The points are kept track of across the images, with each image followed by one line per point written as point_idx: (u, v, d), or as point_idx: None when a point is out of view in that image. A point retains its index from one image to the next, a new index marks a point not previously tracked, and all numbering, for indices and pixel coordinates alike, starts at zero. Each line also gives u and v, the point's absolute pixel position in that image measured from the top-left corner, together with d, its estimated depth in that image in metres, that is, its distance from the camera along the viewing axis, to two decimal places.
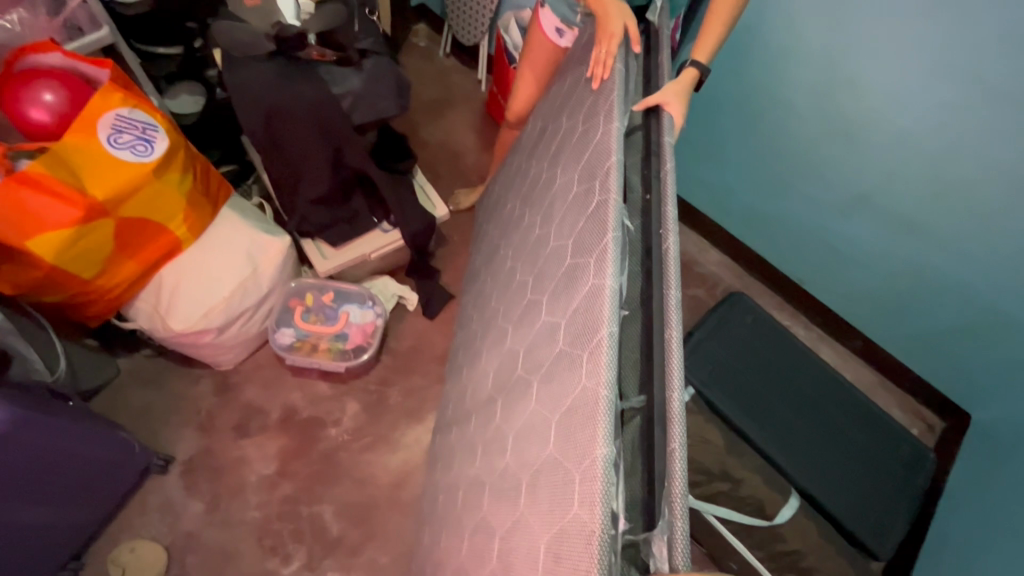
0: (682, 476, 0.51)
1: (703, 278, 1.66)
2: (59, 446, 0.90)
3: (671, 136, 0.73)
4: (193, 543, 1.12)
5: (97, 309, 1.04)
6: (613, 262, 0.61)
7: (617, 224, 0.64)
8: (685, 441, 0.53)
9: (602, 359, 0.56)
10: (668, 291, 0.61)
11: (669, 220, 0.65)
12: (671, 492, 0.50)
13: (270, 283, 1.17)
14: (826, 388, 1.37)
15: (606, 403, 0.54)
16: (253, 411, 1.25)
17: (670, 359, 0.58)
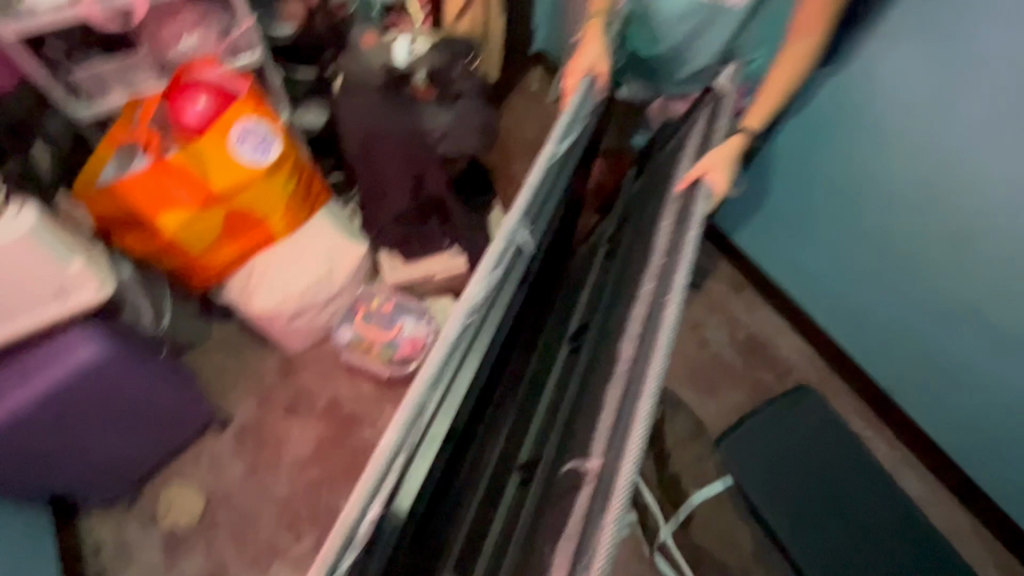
0: (607, 551, 0.52)
1: (774, 363, 1.53)
2: (137, 388, 1.04)
3: (703, 206, 0.76)
4: (227, 501, 1.25)
5: (199, 279, 1.22)
6: (480, 277, 0.65)
7: (500, 242, 0.67)
8: (621, 514, 0.53)
9: (427, 359, 0.60)
10: (652, 363, 0.64)
11: (675, 289, 0.68)
12: (592, 565, 0.52)
13: (341, 283, 1.30)
14: (897, 520, 1.18)
15: (412, 401, 0.57)
16: (304, 395, 1.38)
17: (631, 427, 0.59)
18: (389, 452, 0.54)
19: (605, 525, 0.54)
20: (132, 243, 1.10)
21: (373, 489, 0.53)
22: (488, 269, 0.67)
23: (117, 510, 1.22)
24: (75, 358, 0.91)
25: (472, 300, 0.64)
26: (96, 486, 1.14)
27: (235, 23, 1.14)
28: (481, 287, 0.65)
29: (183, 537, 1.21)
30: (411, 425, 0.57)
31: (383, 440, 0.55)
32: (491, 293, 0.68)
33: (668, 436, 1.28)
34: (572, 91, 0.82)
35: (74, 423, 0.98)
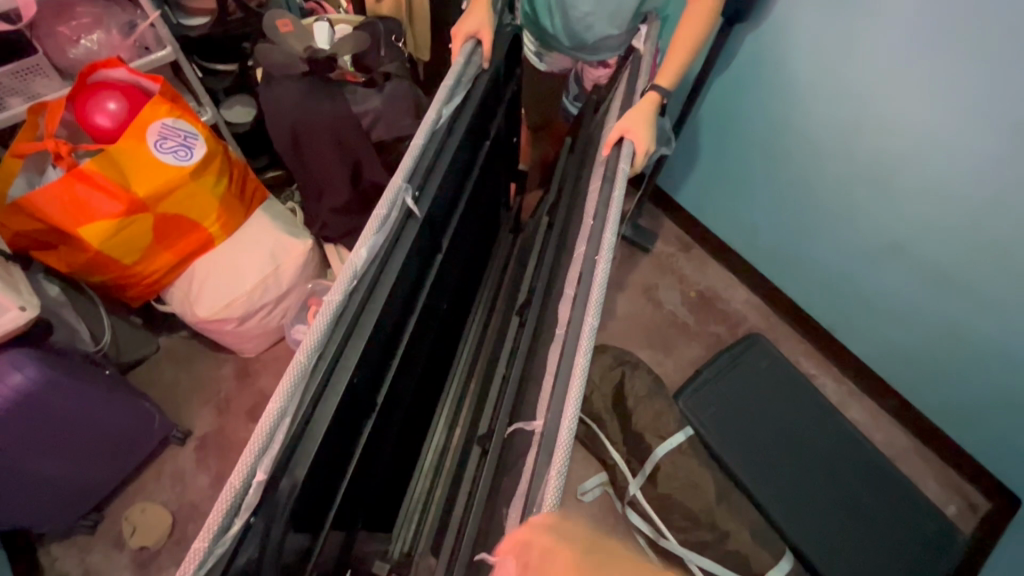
0: (550, 504, 0.57)
1: (725, 315, 1.59)
2: (81, 411, 1.00)
3: (627, 163, 0.81)
4: (196, 513, 1.22)
5: (136, 291, 1.17)
6: (365, 240, 0.66)
7: (387, 201, 0.68)
8: (562, 470, 0.58)
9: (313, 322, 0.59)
10: (587, 318, 0.68)
11: (605, 248, 0.73)
12: (538, 516, 0.57)
13: (289, 281, 1.27)
14: (842, 445, 1.28)
15: (297, 362, 0.56)
16: (266, 397, 1.37)
17: (569, 386, 0.64)
18: (276, 414, 0.53)
19: (548, 479, 0.58)
20: (56, 259, 1.04)
21: (260, 456, 0.52)
22: (373, 232, 0.67)
23: (79, 537, 1.18)
24: (7, 386, 0.87)
25: (358, 262, 0.64)
26: (50, 515, 1.09)
27: (140, 18, 1.09)
28: (370, 244, 0.66)
29: (153, 555, 1.18)
30: (301, 388, 0.57)
31: (269, 405, 0.54)
32: (383, 256, 0.68)
33: (629, 394, 1.29)
34: (456, 56, 0.86)
35: (13, 455, 0.93)
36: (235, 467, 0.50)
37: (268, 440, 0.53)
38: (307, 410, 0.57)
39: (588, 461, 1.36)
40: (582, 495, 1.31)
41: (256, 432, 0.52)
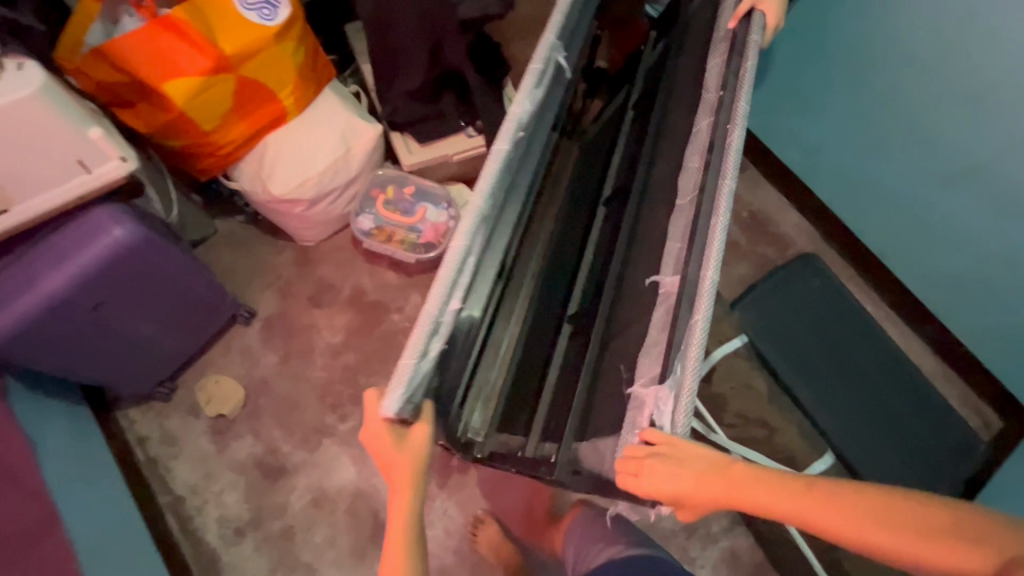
0: (699, 344, 0.63)
1: (775, 237, 1.60)
2: (173, 276, 0.99)
3: (758, 36, 0.79)
4: (266, 388, 1.26)
5: (208, 163, 1.13)
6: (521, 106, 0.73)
7: (539, 60, 0.76)
8: (707, 315, 0.63)
9: (487, 169, 0.69)
10: (724, 180, 0.71)
11: (739, 115, 0.73)
12: (688, 355, 0.62)
13: (358, 166, 1.25)
14: (886, 358, 1.32)
15: (476, 205, 0.65)
16: (327, 286, 1.37)
17: (708, 244, 0.67)
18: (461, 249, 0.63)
19: (692, 325, 0.63)
20: (135, 118, 1.00)
21: (449, 290, 0.63)
22: (531, 86, 0.76)
23: (155, 403, 1.22)
24: (109, 240, 0.84)
25: (520, 115, 0.74)
26: (136, 379, 1.10)
27: None
28: (527, 101, 0.75)
29: (228, 423, 1.23)
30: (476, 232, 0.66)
31: (454, 243, 0.64)
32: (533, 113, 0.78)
33: None
34: None
35: (112, 314, 0.92)
36: (429, 298, 0.61)
37: (455, 274, 0.63)
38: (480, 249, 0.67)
39: None
40: None
41: (444, 266, 0.63)
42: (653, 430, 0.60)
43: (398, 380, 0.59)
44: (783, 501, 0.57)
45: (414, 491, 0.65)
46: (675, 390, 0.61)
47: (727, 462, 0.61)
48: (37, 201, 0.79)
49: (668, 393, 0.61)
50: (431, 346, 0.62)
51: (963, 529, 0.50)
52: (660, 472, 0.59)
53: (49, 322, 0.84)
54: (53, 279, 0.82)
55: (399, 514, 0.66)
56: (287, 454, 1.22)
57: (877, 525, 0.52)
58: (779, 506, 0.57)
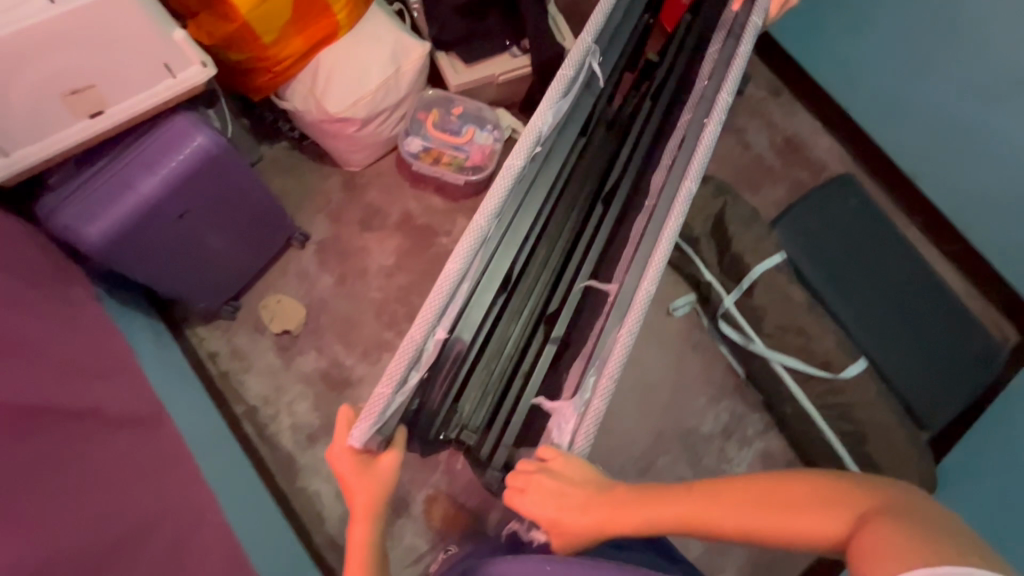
0: (619, 360, 0.66)
1: (810, 161, 1.61)
2: (246, 190, 1.01)
3: (758, 18, 0.82)
4: (325, 307, 1.32)
5: (262, 80, 1.14)
6: (550, 106, 0.68)
7: (570, 65, 0.70)
8: (634, 329, 0.67)
9: (494, 185, 0.64)
10: (684, 182, 0.73)
11: (715, 115, 0.76)
12: (606, 370, 0.66)
13: (407, 87, 1.24)
14: (898, 311, 1.33)
15: (477, 226, 0.61)
16: (375, 210, 1.40)
17: (649, 259, 0.70)
18: (456, 274, 0.60)
19: (618, 336, 0.67)
20: (197, 29, 1.00)
21: (437, 314, 0.60)
22: (558, 95, 0.69)
23: (221, 322, 1.27)
24: (192, 146, 0.87)
25: (539, 128, 0.67)
26: (206, 293, 1.14)
27: None
28: (547, 115, 0.68)
29: (293, 340, 1.29)
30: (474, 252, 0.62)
31: (450, 263, 0.60)
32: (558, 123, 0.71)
33: (730, 222, 1.34)
34: None
35: (195, 223, 0.95)
36: (415, 324, 0.59)
37: (444, 301, 0.61)
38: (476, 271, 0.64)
39: (677, 283, 1.47)
40: (673, 311, 1.44)
41: (434, 292, 0.60)
42: (548, 447, 0.64)
43: (371, 413, 0.59)
44: (668, 510, 0.59)
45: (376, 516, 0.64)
46: (581, 410, 0.65)
47: (616, 487, 0.63)
48: (127, 104, 0.81)
49: (573, 414, 0.66)
50: (411, 374, 0.61)
51: (820, 498, 0.54)
52: (552, 490, 0.62)
53: (142, 227, 0.87)
54: (147, 183, 0.85)
55: (359, 549, 0.63)
56: (350, 367, 1.28)
57: (759, 512, 0.55)
58: (661, 516, 0.59)
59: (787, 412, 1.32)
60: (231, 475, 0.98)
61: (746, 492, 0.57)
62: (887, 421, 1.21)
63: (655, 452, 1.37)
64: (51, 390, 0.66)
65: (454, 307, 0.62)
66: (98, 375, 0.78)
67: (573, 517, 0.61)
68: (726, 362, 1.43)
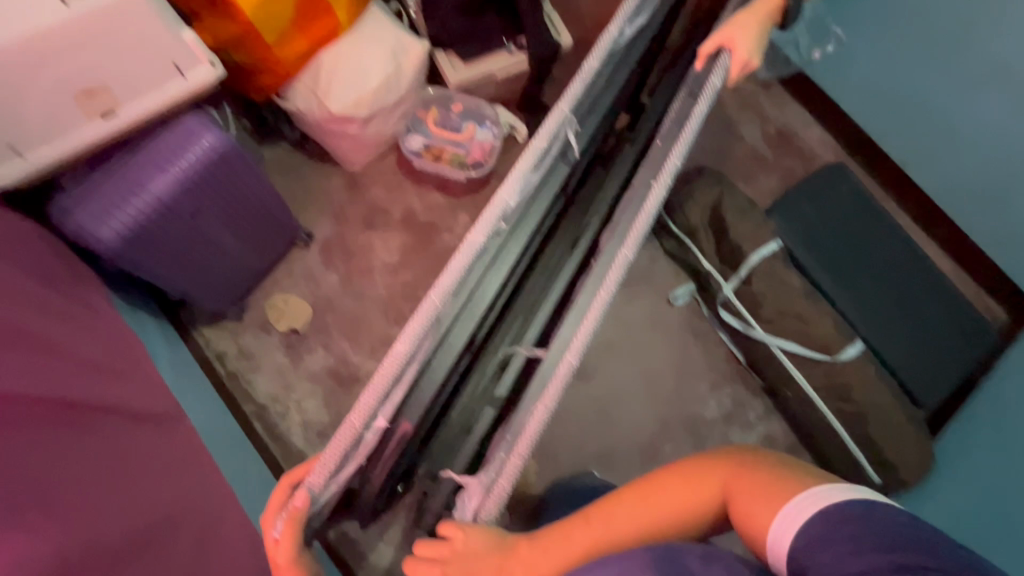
0: (530, 439, 0.62)
1: (802, 151, 1.65)
2: (255, 190, 1.02)
3: (718, 79, 0.78)
4: (332, 305, 1.33)
5: (266, 81, 1.15)
6: (520, 174, 0.64)
7: (545, 135, 0.67)
8: (551, 405, 0.63)
9: (453, 261, 0.59)
10: (622, 249, 0.69)
11: (662, 174, 0.73)
12: (515, 449, 0.62)
13: (408, 86, 1.25)
14: (870, 325, 1.34)
15: (430, 307, 0.56)
16: (378, 208, 1.41)
17: (574, 327, 0.66)
18: (403, 358, 0.55)
19: (534, 411, 0.63)
20: (203, 32, 1.03)
21: (381, 400, 0.56)
22: (530, 165, 0.66)
23: (228, 323, 1.28)
24: (202, 147, 0.88)
25: (506, 201, 0.62)
26: (214, 294, 1.15)
27: None
28: (515, 187, 0.63)
29: (301, 339, 1.30)
30: (428, 332, 0.57)
31: (396, 347, 0.55)
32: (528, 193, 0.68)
33: (728, 211, 1.35)
34: None
35: (209, 221, 0.96)
36: (355, 408, 0.54)
37: (390, 385, 0.56)
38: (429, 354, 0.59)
39: (676, 274, 1.50)
40: (673, 300, 1.47)
41: (379, 374, 0.55)
42: (449, 523, 0.63)
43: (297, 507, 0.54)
44: (571, 556, 0.62)
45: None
46: (487, 487, 0.62)
47: (514, 542, 0.64)
48: (138, 104, 0.84)
49: (478, 490, 0.63)
50: (348, 461, 0.56)
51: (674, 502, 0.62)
52: (458, 558, 0.62)
53: (157, 227, 0.88)
54: (159, 182, 0.86)
55: None
56: (359, 364, 1.29)
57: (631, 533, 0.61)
58: (563, 562, 0.62)
59: (788, 396, 1.34)
60: (247, 472, 0.99)
61: (617, 525, 0.62)
62: (883, 399, 1.24)
63: (660, 439, 1.39)
64: (80, 385, 0.68)
65: (399, 393, 0.57)
66: (118, 372, 0.79)
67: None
68: (727, 349, 1.46)
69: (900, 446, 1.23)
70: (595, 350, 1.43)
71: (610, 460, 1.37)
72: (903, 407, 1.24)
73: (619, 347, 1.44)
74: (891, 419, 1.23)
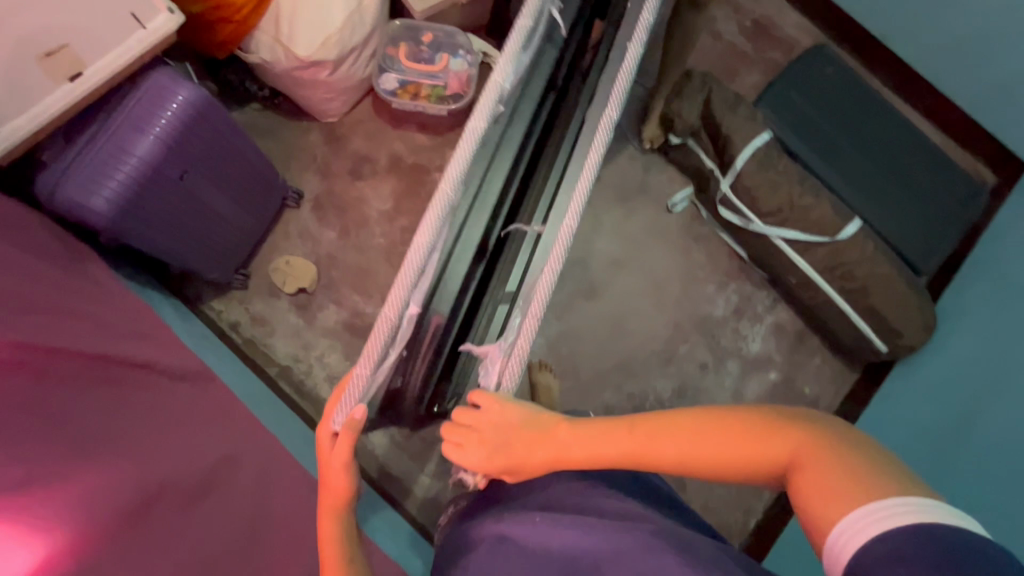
0: (539, 305, 0.62)
1: (781, 41, 1.61)
2: (236, 145, 1.00)
3: None
4: (335, 261, 1.32)
5: (226, 33, 1.10)
6: (510, 55, 0.62)
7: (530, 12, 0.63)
8: (555, 269, 0.62)
9: (459, 149, 0.57)
10: (606, 112, 0.68)
11: (637, 32, 0.70)
12: (528, 317, 0.62)
13: (373, 21, 1.20)
14: (866, 203, 1.35)
15: (444, 198, 0.56)
16: (363, 158, 1.38)
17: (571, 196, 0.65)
18: (425, 247, 0.55)
19: (541, 275, 0.63)
20: None
21: (410, 294, 0.57)
22: (519, 46, 0.64)
23: (235, 293, 1.28)
24: (177, 103, 0.86)
25: (502, 85, 0.61)
26: (217, 262, 1.14)
27: None
28: (509, 69, 0.62)
29: (310, 298, 1.30)
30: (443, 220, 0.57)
31: (417, 239, 0.55)
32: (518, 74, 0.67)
33: (717, 108, 1.32)
34: None
35: (196, 181, 0.95)
36: (387, 301, 0.55)
37: (416, 276, 0.56)
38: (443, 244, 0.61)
39: (670, 182, 1.50)
40: (674, 207, 1.47)
41: (405, 266, 0.55)
42: (479, 392, 0.63)
43: (350, 399, 0.57)
44: (603, 444, 0.60)
45: (341, 513, 0.63)
46: (505, 355, 0.63)
47: (553, 424, 0.63)
48: (102, 63, 0.80)
49: (497, 356, 0.64)
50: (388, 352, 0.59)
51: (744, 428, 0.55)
52: (490, 430, 0.61)
53: (147, 191, 0.87)
54: (140, 144, 0.84)
55: (329, 542, 0.63)
56: (372, 314, 1.30)
57: (675, 434, 0.57)
58: (595, 453, 0.60)
59: (791, 283, 1.38)
60: (284, 424, 1.02)
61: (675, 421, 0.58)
62: (885, 272, 1.26)
63: (675, 342, 1.43)
64: (114, 347, 0.69)
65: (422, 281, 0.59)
66: (144, 338, 0.80)
67: (504, 455, 0.61)
68: (729, 247, 1.48)
69: (905, 315, 1.26)
70: (600, 268, 1.45)
71: (628, 370, 1.41)
72: (904, 277, 1.26)
73: (623, 262, 1.46)
74: (893, 290, 1.25)
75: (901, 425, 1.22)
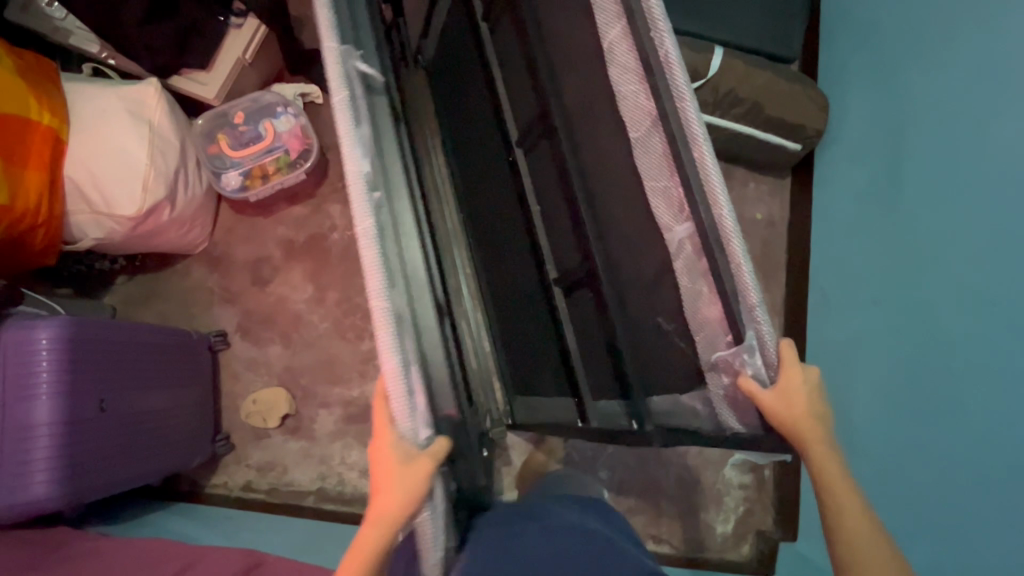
0: (755, 285, 0.60)
1: None
2: (128, 341, 0.92)
3: None
4: (297, 371, 1.26)
5: (42, 239, 0.99)
6: (350, 139, 0.61)
7: (340, 85, 0.63)
8: (748, 255, 0.60)
9: (365, 258, 0.58)
10: (683, 100, 0.63)
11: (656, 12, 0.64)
12: (753, 306, 0.60)
13: (176, 135, 1.08)
14: (716, 26, 1.29)
15: (381, 308, 0.56)
16: (257, 262, 1.29)
17: (709, 181, 0.62)
18: (399, 366, 0.55)
19: (739, 268, 0.60)
20: None
21: (409, 401, 0.56)
22: (352, 125, 0.62)
23: (227, 457, 1.23)
24: (43, 350, 0.77)
25: (360, 169, 0.61)
26: (188, 449, 1.08)
27: None
28: (356, 153, 0.61)
29: (297, 418, 1.25)
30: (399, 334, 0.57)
31: (382, 359, 0.55)
32: (371, 150, 0.64)
33: None
34: None
35: (116, 402, 0.87)
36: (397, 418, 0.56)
37: (404, 385, 0.56)
38: (415, 352, 0.60)
39: None
40: None
41: (388, 377, 0.55)
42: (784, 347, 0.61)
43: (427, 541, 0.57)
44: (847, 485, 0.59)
45: (383, 529, 0.57)
46: (760, 342, 0.61)
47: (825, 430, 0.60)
48: None
49: (757, 346, 0.61)
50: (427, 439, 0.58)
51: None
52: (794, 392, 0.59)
53: (75, 446, 0.79)
54: (36, 411, 0.76)
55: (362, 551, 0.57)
56: (362, 395, 1.25)
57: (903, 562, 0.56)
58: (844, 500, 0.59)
59: None
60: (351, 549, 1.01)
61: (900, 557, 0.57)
62: (765, 81, 1.27)
63: None
64: None
65: (416, 379, 0.58)
66: None
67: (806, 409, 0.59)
68: None
69: (798, 109, 1.29)
70: None
71: None
72: (779, 74, 1.28)
73: None
74: (777, 91, 1.27)
75: (841, 207, 1.28)
